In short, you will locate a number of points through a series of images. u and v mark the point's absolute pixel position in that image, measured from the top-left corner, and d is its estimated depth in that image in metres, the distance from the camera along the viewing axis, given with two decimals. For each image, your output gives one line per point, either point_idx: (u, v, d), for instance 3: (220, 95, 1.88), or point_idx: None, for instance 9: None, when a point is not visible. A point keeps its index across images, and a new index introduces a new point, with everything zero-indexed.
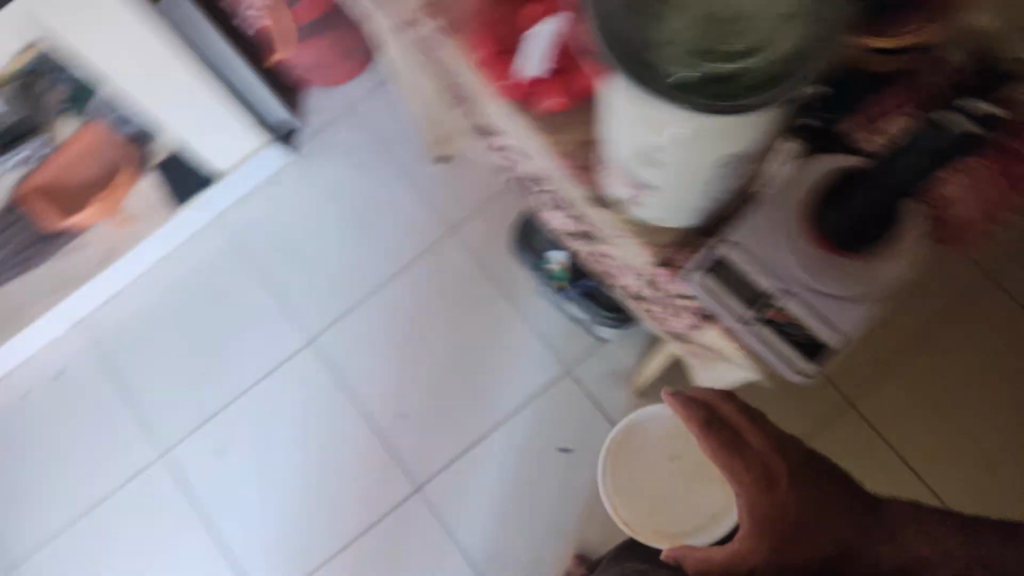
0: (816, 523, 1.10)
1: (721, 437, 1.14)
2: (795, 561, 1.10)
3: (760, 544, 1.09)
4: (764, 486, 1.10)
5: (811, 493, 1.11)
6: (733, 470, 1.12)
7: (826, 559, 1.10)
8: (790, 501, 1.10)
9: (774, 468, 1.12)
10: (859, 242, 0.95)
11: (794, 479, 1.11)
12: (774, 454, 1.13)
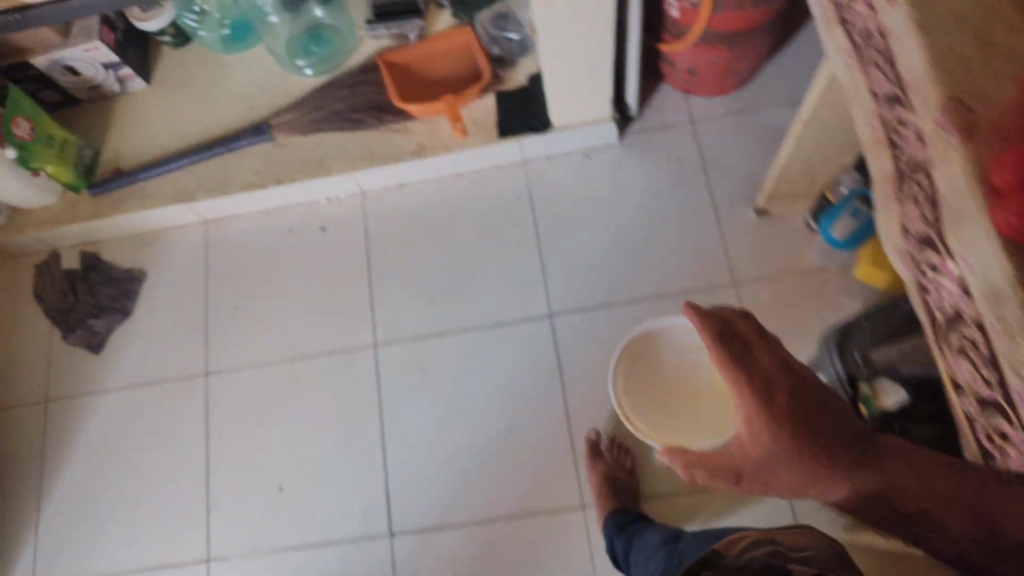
0: (857, 443, 0.86)
1: (757, 402, 0.85)
2: (802, 478, 0.85)
3: (790, 464, 0.84)
4: (766, 415, 0.84)
5: (807, 413, 0.85)
6: (757, 428, 0.84)
7: (873, 487, 0.86)
8: (789, 421, 0.84)
9: (768, 376, 0.87)
10: (775, 394, 0.85)
11: (798, 393, 0.86)
12: (777, 363, 0.88)
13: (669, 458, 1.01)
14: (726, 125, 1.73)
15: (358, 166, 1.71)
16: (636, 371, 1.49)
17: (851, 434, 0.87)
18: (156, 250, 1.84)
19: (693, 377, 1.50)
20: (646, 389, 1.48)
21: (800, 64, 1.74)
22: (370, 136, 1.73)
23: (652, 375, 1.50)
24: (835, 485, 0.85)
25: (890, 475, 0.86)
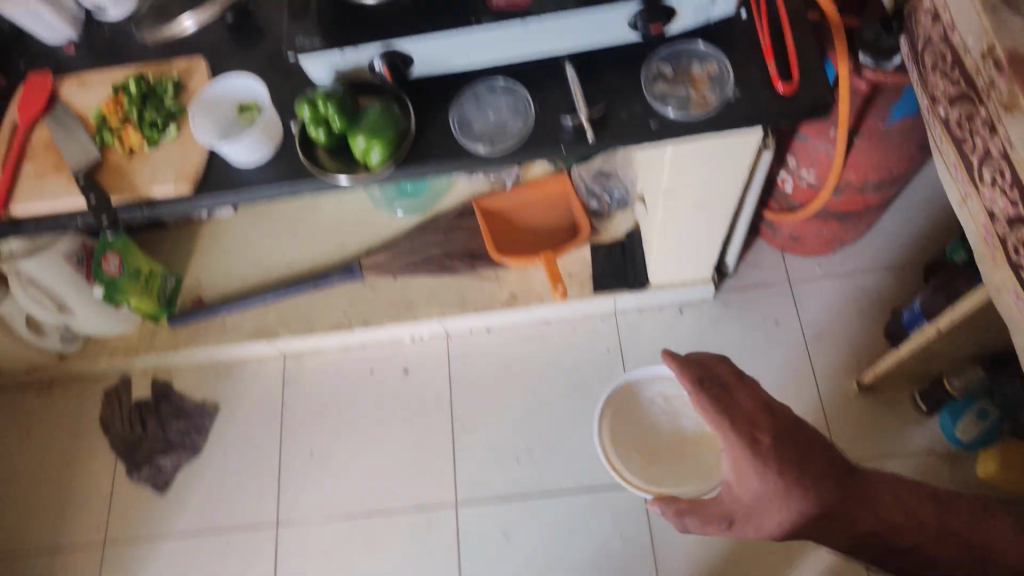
0: (851, 470, 1.00)
1: (745, 433, 0.97)
2: (818, 518, 0.97)
3: (802, 503, 0.95)
4: (744, 441, 0.96)
5: (796, 438, 0.99)
6: (745, 450, 0.96)
7: (891, 509, 0.99)
8: (776, 437, 0.97)
9: (749, 411, 1.00)
10: (762, 432, 0.97)
11: (777, 423, 0.99)
12: (756, 402, 1.01)
13: (659, 507, 1.05)
14: (830, 291, 1.67)
15: (448, 312, 1.71)
16: (617, 427, 1.51)
17: (846, 467, 1.00)
18: (228, 384, 1.81)
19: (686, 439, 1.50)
20: (645, 449, 1.50)
21: (902, 231, 1.70)
22: (463, 284, 1.72)
23: (643, 431, 1.51)
24: (848, 534, 0.99)
25: (884, 510, 0.99)
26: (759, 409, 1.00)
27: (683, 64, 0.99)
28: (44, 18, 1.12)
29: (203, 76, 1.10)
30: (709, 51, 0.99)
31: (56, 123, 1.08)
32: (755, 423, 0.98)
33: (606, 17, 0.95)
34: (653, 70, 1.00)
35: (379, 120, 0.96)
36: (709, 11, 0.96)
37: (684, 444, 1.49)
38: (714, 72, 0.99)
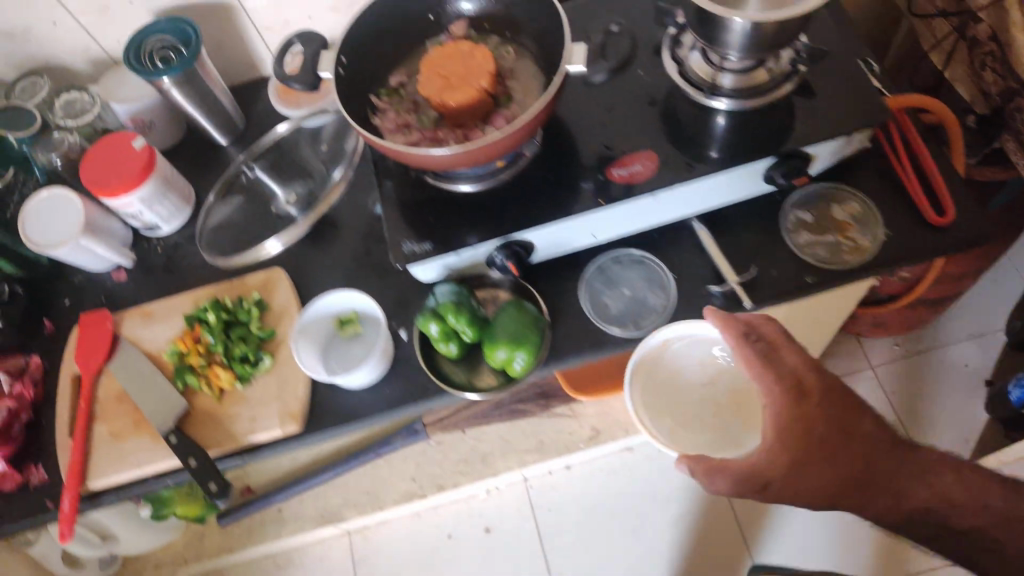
0: (878, 434, 0.80)
1: (780, 377, 0.76)
2: (828, 490, 0.76)
3: (777, 462, 0.74)
4: (783, 391, 0.76)
5: (830, 404, 0.78)
6: (774, 384, 0.76)
7: (887, 497, 0.78)
8: (824, 424, 0.76)
9: (802, 378, 0.77)
10: (813, 403, 0.76)
11: (825, 388, 0.78)
12: (805, 361, 0.78)
13: (685, 467, 0.76)
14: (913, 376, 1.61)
15: (527, 459, 1.57)
16: (652, 370, 0.88)
17: (882, 438, 0.80)
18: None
19: (727, 377, 0.88)
20: (665, 402, 0.88)
21: (978, 301, 1.64)
22: (538, 426, 1.59)
23: (683, 402, 0.88)
24: (783, 491, 0.75)
25: (904, 489, 0.79)
26: (797, 377, 0.77)
27: (824, 207, 0.93)
28: (94, 251, 0.98)
29: (286, 291, 0.97)
30: (846, 185, 0.93)
31: (128, 371, 0.95)
32: (785, 384, 0.76)
33: (742, 175, 0.89)
34: (791, 216, 0.93)
35: (517, 329, 0.86)
36: (842, 151, 0.91)
37: (723, 407, 0.86)
38: (859, 208, 0.91)
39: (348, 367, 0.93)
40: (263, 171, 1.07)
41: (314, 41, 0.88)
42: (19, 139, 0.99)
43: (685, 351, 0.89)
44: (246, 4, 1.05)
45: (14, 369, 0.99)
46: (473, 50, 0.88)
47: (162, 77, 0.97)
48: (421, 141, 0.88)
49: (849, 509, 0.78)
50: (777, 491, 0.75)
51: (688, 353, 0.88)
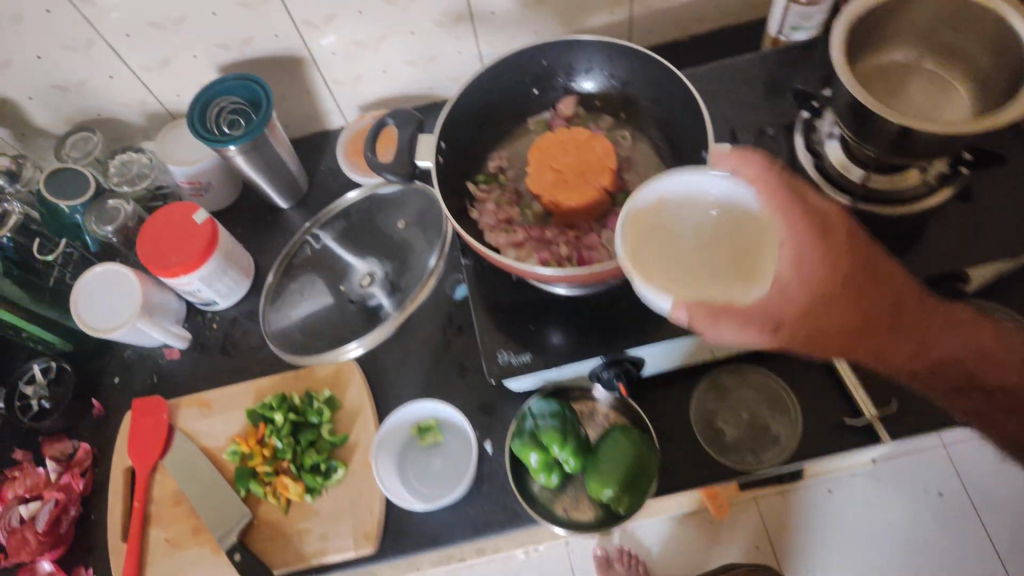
0: (909, 291, 0.61)
1: (798, 203, 0.61)
2: (842, 337, 0.59)
3: (795, 300, 0.58)
4: (810, 236, 0.60)
5: (867, 262, 0.60)
6: (799, 231, 0.60)
7: (910, 346, 0.60)
8: (855, 269, 0.59)
9: (826, 219, 0.61)
10: (846, 248, 0.60)
11: (857, 249, 0.61)
12: (836, 211, 0.62)
13: (680, 315, 0.57)
14: None
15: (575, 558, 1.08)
16: (651, 219, 0.65)
17: (912, 287, 0.61)
18: None
19: (745, 230, 0.64)
20: (669, 264, 0.62)
21: None
22: None
23: (673, 249, 0.64)
24: (795, 339, 0.58)
25: (927, 335, 0.61)
26: (822, 224, 0.60)
27: None
28: (149, 333, 0.90)
29: (359, 388, 0.88)
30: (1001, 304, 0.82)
31: (184, 470, 0.86)
32: (816, 232, 0.60)
33: None
34: None
35: (625, 466, 0.75)
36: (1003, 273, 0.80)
37: (721, 243, 0.63)
38: None
39: (427, 482, 0.84)
40: (340, 242, 0.98)
41: (409, 120, 0.77)
42: (74, 207, 0.90)
43: (688, 200, 0.65)
44: (318, 56, 0.93)
45: (62, 455, 0.91)
46: (591, 141, 0.77)
47: (228, 146, 0.86)
48: (530, 240, 0.77)
49: (870, 359, 0.60)
50: (790, 339, 0.58)
51: (692, 194, 0.65)
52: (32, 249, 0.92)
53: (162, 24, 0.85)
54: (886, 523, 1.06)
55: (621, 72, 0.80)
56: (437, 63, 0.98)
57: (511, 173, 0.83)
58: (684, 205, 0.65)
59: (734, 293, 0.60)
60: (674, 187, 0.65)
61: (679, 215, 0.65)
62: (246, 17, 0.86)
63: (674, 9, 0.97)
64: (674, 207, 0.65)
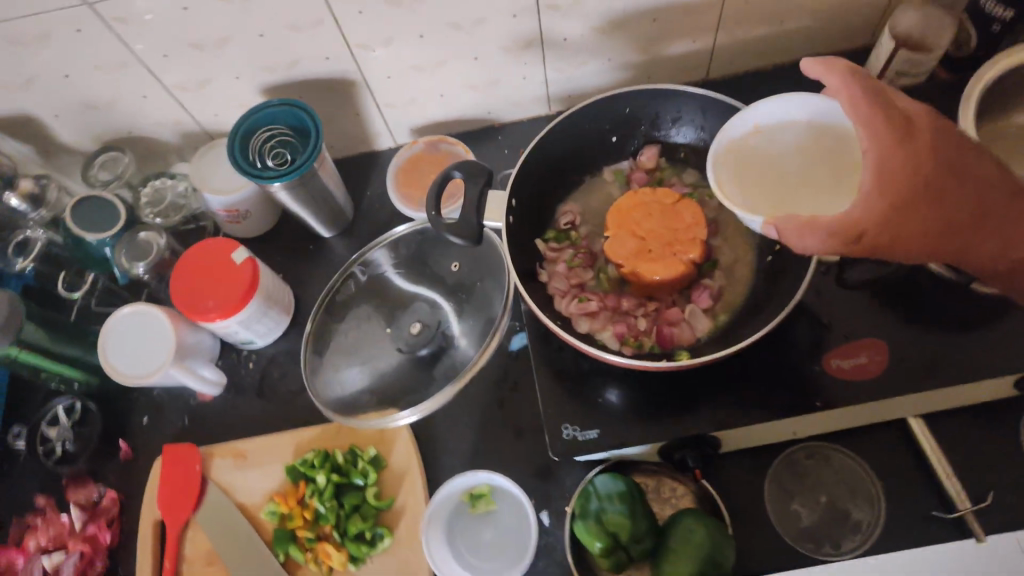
0: (995, 178, 0.57)
1: (891, 118, 0.58)
2: (934, 232, 0.57)
3: (876, 207, 0.56)
4: (893, 131, 0.57)
5: (952, 147, 0.57)
6: (890, 132, 0.57)
7: (994, 238, 0.57)
8: (941, 144, 0.57)
9: (913, 117, 0.59)
10: (927, 131, 0.58)
11: (942, 132, 0.58)
12: (923, 107, 0.59)
13: (771, 228, 0.60)
14: None
15: None
16: (745, 145, 0.68)
17: (1001, 175, 0.58)
18: None
19: (830, 145, 0.66)
20: (760, 189, 0.65)
21: None
22: None
23: (764, 179, 0.66)
24: (882, 245, 0.57)
25: (1014, 231, 0.57)
26: (905, 117, 0.58)
27: None
28: (183, 380, 0.83)
29: (406, 447, 0.82)
30: None
31: (217, 529, 0.81)
32: (895, 116, 0.58)
33: (996, 386, 0.73)
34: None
35: (699, 562, 0.68)
36: None
37: (815, 158, 0.65)
38: None
39: (478, 555, 0.77)
40: (388, 279, 0.88)
41: (478, 174, 0.69)
42: (102, 239, 0.84)
43: (783, 119, 0.67)
44: (370, 80, 0.86)
45: (87, 502, 0.86)
46: (676, 204, 0.71)
47: (274, 183, 0.78)
48: (610, 311, 0.71)
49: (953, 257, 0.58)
50: (875, 244, 0.57)
51: (786, 108, 0.67)
52: (59, 285, 0.89)
53: (202, 46, 0.77)
54: None
55: (713, 125, 0.73)
56: (498, 87, 0.91)
57: (583, 228, 0.76)
58: (782, 125, 0.67)
59: (826, 205, 0.62)
60: (769, 113, 0.67)
61: (775, 137, 0.67)
62: (295, 39, 0.78)
63: (761, 39, 0.89)
64: (768, 127, 0.68)
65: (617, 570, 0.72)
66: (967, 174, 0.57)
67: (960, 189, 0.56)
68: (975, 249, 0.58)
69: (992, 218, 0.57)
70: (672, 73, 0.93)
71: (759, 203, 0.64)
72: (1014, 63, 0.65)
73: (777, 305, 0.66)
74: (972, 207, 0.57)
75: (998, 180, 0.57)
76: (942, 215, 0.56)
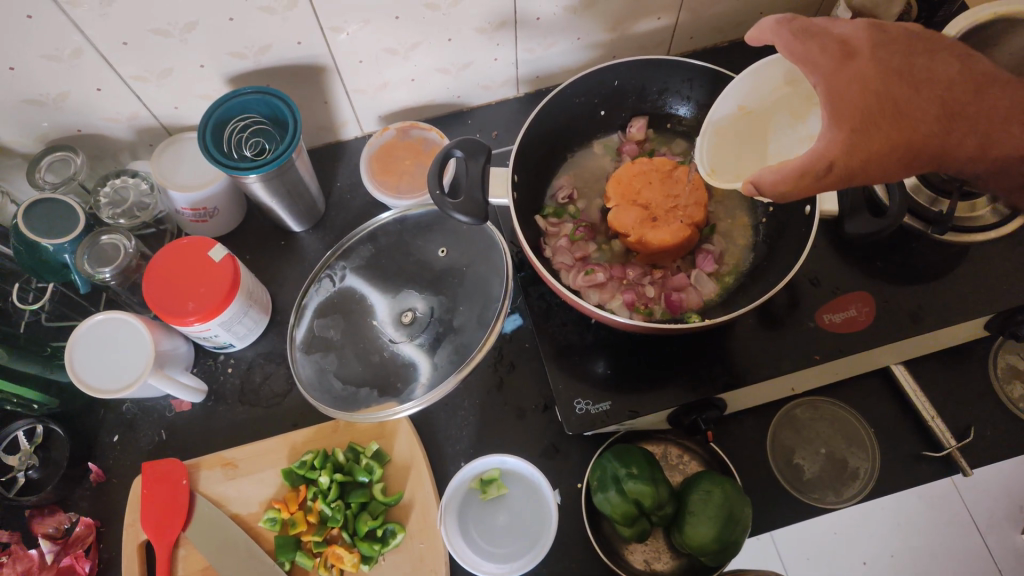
0: (954, 75, 0.48)
1: (822, 43, 0.51)
2: (916, 145, 0.47)
3: (836, 135, 0.48)
4: (831, 56, 0.50)
5: (899, 52, 0.49)
6: (830, 60, 0.50)
7: (970, 133, 0.47)
8: (890, 57, 0.49)
9: (848, 36, 0.51)
10: (868, 50, 0.49)
11: (886, 44, 0.50)
12: (861, 24, 0.51)
13: (754, 189, 0.52)
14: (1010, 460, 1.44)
15: None
16: (730, 124, 0.68)
17: (961, 68, 0.48)
18: None
19: (804, 97, 0.63)
20: (752, 163, 0.65)
21: None
22: None
23: (757, 152, 0.65)
24: (855, 172, 0.48)
25: (996, 129, 0.47)
26: (845, 42, 0.50)
27: None
28: (162, 389, 0.78)
29: (409, 440, 0.80)
30: None
31: (212, 545, 0.76)
32: (830, 45, 0.51)
33: (969, 330, 0.79)
34: (1001, 363, 0.82)
35: (716, 522, 0.68)
36: None
37: (797, 118, 0.63)
38: None
39: (494, 541, 0.76)
40: (363, 273, 0.84)
41: (478, 153, 0.68)
42: (60, 246, 0.77)
43: (764, 92, 0.67)
44: (342, 65, 0.83)
45: (58, 532, 0.79)
46: (674, 171, 0.75)
47: (248, 174, 0.74)
48: (620, 282, 0.73)
49: (940, 161, 0.48)
50: (848, 173, 0.48)
51: (761, 82, 0.66)
52: (12, 298, 0.81)
53: (167, 32, 0.71)
54: (826, 520, 1.34)
55: (700, 94, 0.77)
56: (470, 69, 0.90)
57: (580, 202, 0.79)
58: (763, 98, 0.67)
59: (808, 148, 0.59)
60: (744, 92, 0.67)
61: (760, 109, 0.67)
62: (270, 22, 0.74)
63: (718, 16, 0.92)
64: (750, 106, 0.67)
65: (641, 539, 0.72)
66: (923, 81, 0.48)
67: (924, 95, 0.48)
68: (961, 148, 0.47)
69: (970, 114, 0.47)
70: (639, 49, 0.95)
71: (743, 173, 0.65)
72: (976, 21, 0.71)
73: (778, 269, 0.71)
74: (940, 107, 0.47)
75: (964, 76, 0.48)
76: (914, 127, 0.47)
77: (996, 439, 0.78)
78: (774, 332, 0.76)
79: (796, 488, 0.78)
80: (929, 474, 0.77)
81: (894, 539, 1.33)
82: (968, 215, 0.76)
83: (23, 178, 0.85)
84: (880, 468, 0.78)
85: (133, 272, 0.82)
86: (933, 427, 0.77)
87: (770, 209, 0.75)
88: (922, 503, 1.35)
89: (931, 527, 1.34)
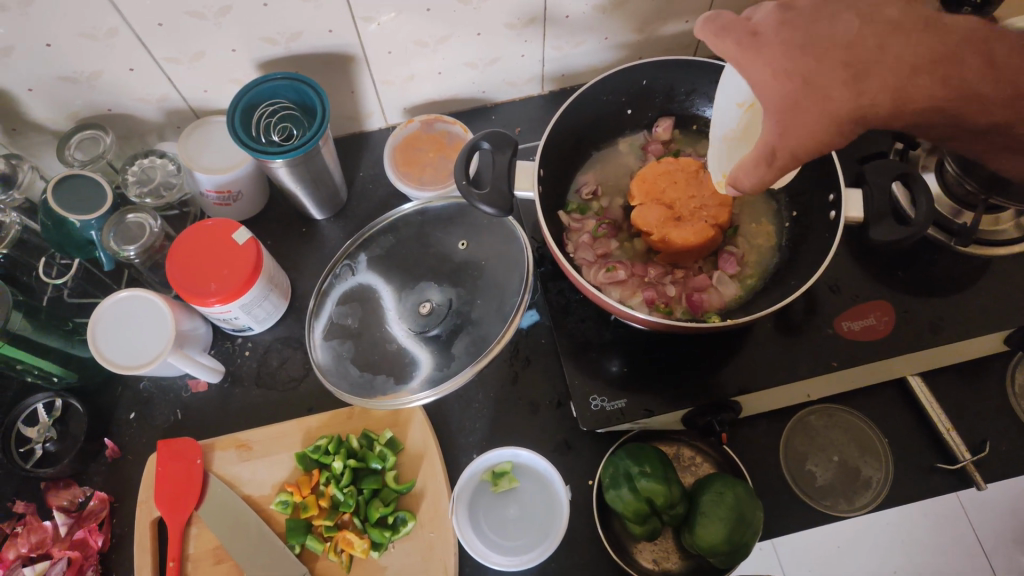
0: (854, 35, 0.46)
1: (735, 37, 0.51)
2: (825, 118, 0.46)
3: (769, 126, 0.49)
4: (746, 52, 0.50)
5: (801, 28, 0.48)
6: (743, 54, 0.51)
7: (880, 90, 0.45)
8: (788, 35, 0.48)
9: (761, 24, 0.51)
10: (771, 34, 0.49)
11: (792, 22, 0.49)
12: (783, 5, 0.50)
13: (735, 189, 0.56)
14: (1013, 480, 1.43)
15: None
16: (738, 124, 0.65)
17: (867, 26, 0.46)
18: None
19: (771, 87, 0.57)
20: None
21: None
22: None
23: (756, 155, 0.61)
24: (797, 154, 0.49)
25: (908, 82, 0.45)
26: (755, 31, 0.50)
27: None
28: (182, 368, 0.79)
29: (422, 429, 0.80)
30: None
31: (224, 524, 0.76)
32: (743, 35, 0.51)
33: (989, 345, 0.78)
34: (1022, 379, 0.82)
35: (726, 523, 0.68)
36: None
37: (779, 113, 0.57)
38: None
39: (504, 533, 0.76)
40: (380, 265, 0.85)
41: (505, 146, 0.69)
42: (87, 222, 0.78)
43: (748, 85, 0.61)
44: (371, 55, 0.83)
45: (72, 505, 0.79)
46: (699, 171, 0.75)
47: (274, 159, 0.75)
48: (640, 281, 0.73)
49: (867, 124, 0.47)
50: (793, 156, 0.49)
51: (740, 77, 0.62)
52: (35, 273, 0.83)
53: (202, 14, 0.72)
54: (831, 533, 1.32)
55: None
56: (496, 65, 0.91)
57: (603, 198, 0.80)
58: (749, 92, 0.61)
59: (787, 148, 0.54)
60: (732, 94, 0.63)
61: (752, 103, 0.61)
62: (301, 10, 0.74)
63: None
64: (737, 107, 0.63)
65: (651, 537, 0.72)
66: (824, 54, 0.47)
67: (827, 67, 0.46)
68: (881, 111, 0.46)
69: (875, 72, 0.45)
70: (665, 50, 0.95)
71: None
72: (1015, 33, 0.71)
73: (806, 269, 0.71)
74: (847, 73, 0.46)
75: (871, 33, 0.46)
76: (820, 99, 0.46)
77: (1013, 456, 0.77)
78: (792, 338, 0.76)
79: (809, 496, 0.78)
80: (943, 487, 0.77)
81: (899, 554, 1.32)
82: (992, 229, 0.77)
83: (51, 155, 0.86)
84: (893, 478, 0.78)
85: (157, 251, 0.82)
86: (949, 439, 0.77)
87: (794, 215, 0.76)
88: (926, 519, 1.35)
89: (935, 542, 1.33)
